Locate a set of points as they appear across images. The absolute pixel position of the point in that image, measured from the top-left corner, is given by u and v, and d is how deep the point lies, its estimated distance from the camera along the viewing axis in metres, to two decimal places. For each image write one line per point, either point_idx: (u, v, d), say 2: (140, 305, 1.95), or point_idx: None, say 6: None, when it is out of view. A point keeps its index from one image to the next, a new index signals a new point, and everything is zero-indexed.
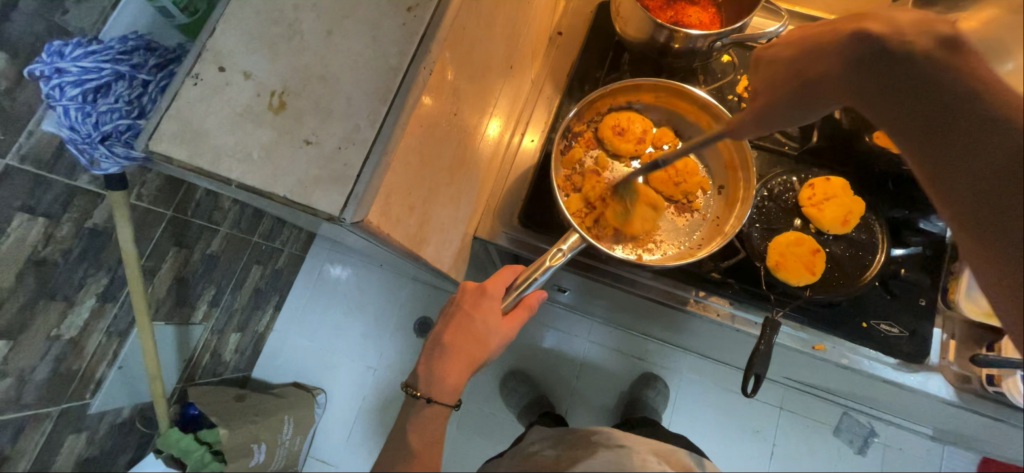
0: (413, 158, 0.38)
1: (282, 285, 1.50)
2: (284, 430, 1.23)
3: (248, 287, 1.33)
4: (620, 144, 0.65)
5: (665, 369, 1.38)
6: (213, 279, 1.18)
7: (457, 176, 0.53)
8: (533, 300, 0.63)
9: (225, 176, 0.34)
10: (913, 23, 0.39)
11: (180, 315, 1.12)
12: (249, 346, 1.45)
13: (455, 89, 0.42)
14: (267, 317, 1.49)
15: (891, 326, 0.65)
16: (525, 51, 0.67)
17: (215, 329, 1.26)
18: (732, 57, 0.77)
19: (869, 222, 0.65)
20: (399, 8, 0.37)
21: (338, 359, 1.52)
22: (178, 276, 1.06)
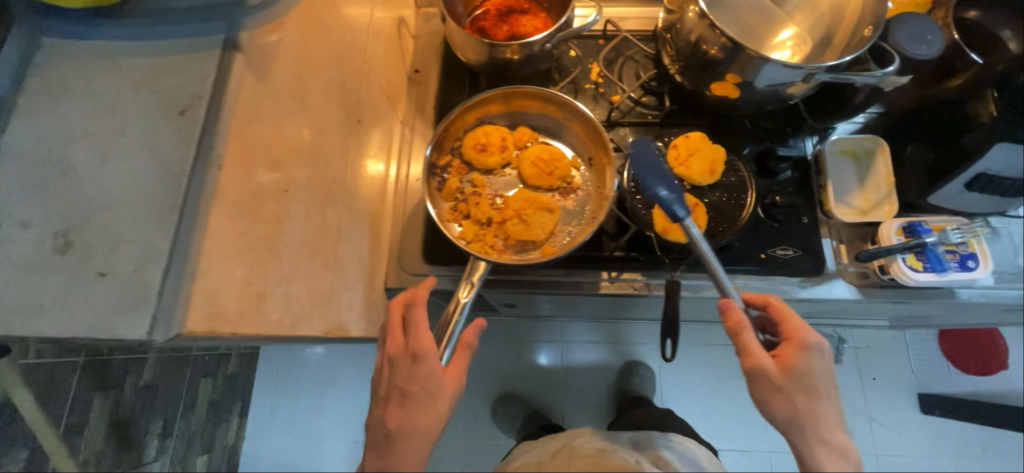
0: (242, 250, 0.36)
1: (242, 388, 1.41)
2: None
3: (202, 405, 1.26)
4: (486, 158, 0.67)
5: (642, 345, 1.40)
6: (157, 409, 1.13)
7: (330, 244, 0.52)
8: (469, 337, 0.59)
9: (23, 332, 0.32)
10: (789, 371, 0.54)
11: (130, 458, 1.09)
12: (222, 464, 1.35)
13: (280, 167, 0.41)
14: (235, 426, 1.39)
15: (787, 249, 0.70)
16: (376, 101, 0.67)
17: (176, 458, 1.22)
18: (578, 49, 0.80)
19: (733, 163, 0.70)
20: (173, 116, 0.34)
21: (321, 445, 1.41)
22: (115, 419, 1.01)
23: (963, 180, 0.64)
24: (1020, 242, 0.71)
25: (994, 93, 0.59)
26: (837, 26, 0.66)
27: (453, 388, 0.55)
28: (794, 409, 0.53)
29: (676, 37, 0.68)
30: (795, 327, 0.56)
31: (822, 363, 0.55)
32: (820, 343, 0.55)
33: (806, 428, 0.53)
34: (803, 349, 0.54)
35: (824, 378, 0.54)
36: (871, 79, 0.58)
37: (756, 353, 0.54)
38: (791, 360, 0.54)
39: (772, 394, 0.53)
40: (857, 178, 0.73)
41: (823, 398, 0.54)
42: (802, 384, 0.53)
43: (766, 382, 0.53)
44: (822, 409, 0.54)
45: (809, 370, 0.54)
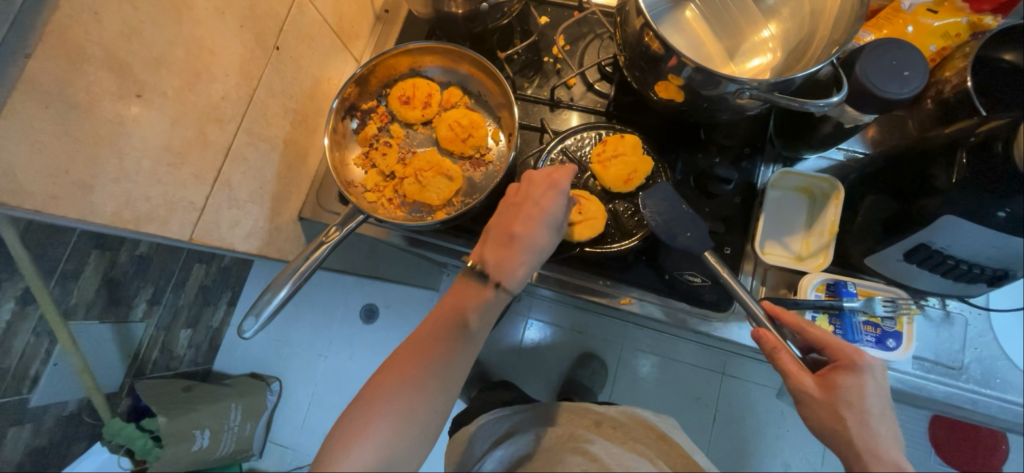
0: (69, 140, 0.40)
1: (236, 279, 1.26)
2: (231, 417, 1.18)
3: (192, 287, 1.12)
4: (406, 112, 0.68)
5: (603, 341, 1.37)
6: (150, 278, 1.00)
7: (207, 159, 0.54)
8: (559, 177, 0.53)
9: None
10: (829, 390, 0.49)
11: (116, 314, 0.96)
12: (204, 341, 1.28)
13: (128, 72, 0.44)
14: (223, 311, 1.28)
15: (694, 277, 0.63)
16: (313, 30, 0.66)
17: (161, 325, 1.09)
18: (549, 16, 0.75)
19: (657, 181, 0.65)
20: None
21: (291, 348, 1.41)
22: (106, 278, 0.89)
23: (904, 247, 0.56)
24: (974, 336, 0.62)
25: (964, 157, 0.49)
26: (814, 37, 0.58)
27: (541, 224, 0.51)
28: (836, 424, 0.48)
29: (622, 23, 0.60)
30: (845, 349, 0.50)
31: (876, 386, 0.48)
32: (874, 365, 0.49)
33: (856, 447, 0.48)
34: (851, 370, 0.49)
35: (880, 399, 0.48)
36: (809, 108, 0.50)
37: (797, 377, 0.50)
38: (841, 383, 0.48)
39: (815, 410, 0.49)
40: (804, 221, 0.66)
41: (876, 418, 0.48)
42: (850, 402, 0.48)
43: (809, 399, 0.49)
44: (875, 432, 0.48)
45: (860, 392, 0.48)
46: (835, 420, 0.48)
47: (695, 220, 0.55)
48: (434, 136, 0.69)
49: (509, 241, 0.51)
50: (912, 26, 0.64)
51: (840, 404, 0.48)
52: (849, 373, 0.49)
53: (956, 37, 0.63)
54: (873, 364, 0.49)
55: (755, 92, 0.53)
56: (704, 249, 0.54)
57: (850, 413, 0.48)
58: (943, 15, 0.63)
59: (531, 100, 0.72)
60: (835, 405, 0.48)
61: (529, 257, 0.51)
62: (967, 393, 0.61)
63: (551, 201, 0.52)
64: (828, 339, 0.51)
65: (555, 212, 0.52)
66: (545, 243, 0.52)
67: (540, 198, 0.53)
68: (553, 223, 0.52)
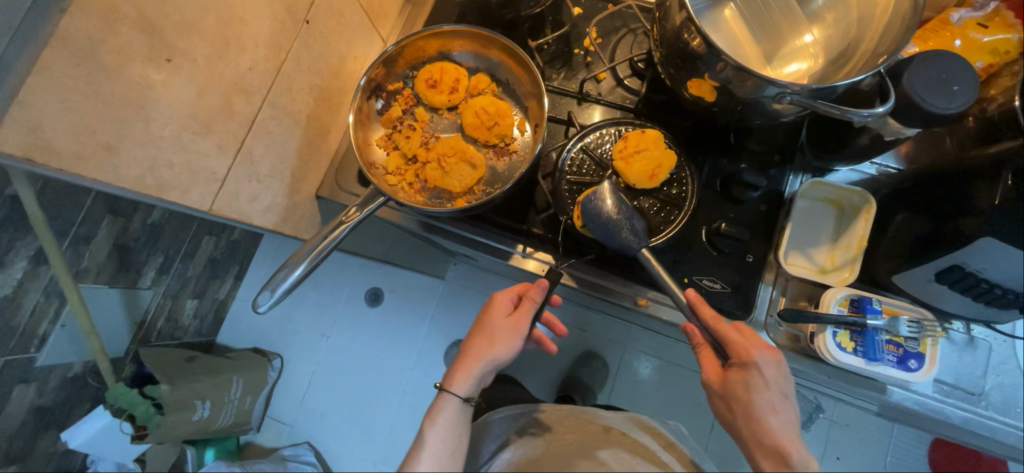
0: (96, 100, 0.40)
1: (244, 254, 1.26)
2: (233, 390, 1.20)
3: (201, 258, 1.11)
4: (432, 96, 0.66)
5: (607, 341, 1.36)
6: (160, 247, 0.99)
7: (231, 130, 0.54)
8: (534, 292, 0.60)
9: None
10: (722, 385, 0.55)
11: (125, 280, 0.96)
12: (209, 313, 1.29)
13: (159, 35, 0.43)
14: (229, 285, 1.29)
15: (714, 282, 0.63)
16: (344, 6, 0.65)
17: (168, 294, 1.09)
18: (582, 7, 0.73)
19: (680, 176, 0.65)
20: None
21: (295, 326, 1.41)
22: (117, 244, 0.89)
23: (937, 267, 0.55)
24: (996, 362, 0.61)
25: (1009, 178, 0.48)
26: (860, 44, 0.56)
27: (490, 340, 0.58)
28: (731, 414, 0.55)
29: (662, 18, 0.58)
30: (735, 346, 0.53)
31: (765, 381, 0.52)
32: (762, 362, 0.52)
33: (751, 439, 0.53)
34: (740, 366, 0.53)
35: (768, 395, 0.52)
36: (851, 117, 0.49)
37: (705, 368, 0.57)
38: (732, 378, 0.54)
39: (717, 400, 0.56)
40: (830, 235, 0.65)
41: (767, 412, 0.52)
42: (736, 398, 0.53)
43: (712, 390, 0.57)
44: (763, 424, 0.52)
45: (748, 388, 0.52)
46: (731, 412, 0.55)
47: (632, 217, 0.58)
48: (459, 122, 0.68)
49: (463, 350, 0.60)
50: (960, 39, 0.62)
51: (730, 401, 0.54)
52: (738, 369, 0.53)
53: (1005, 54, 0.60)
54: (763, 360, 0.52)
55: (796, 97, 0.51)
56: (639, 246, 0.57)
57: (737, 406, 0.53)
58: (992, 30, 0.61)
59: (558, 92, 0.71)
60: (727, 397, 0.54)
61: (474, 363, 0.57)
62: (986, 420, 0.59)
63: (498, 321, 0.60)
64: (725, 336, 0.54)
65: (506, 323, 0.59)
66: (505, 346, 0.58)
67: (488, 312, 0.61)
68: (492, 331, 0.59)
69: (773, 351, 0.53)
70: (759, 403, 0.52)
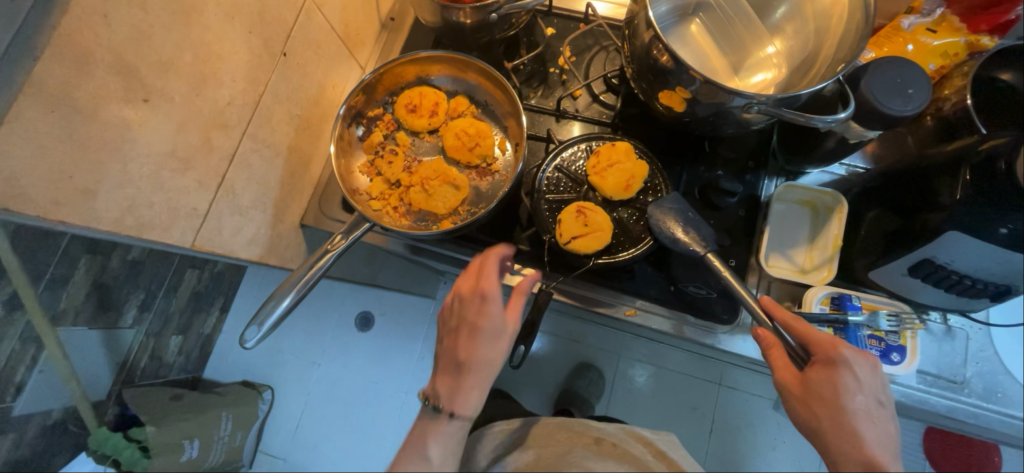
0: (72, 143, 0.39)
1: (229, 286, 1.23)
2: (222, 426, 1.18)
3: (184, 292, 1.09)
4: (413, 120, 0.67)
5: (601, 351, 1.36)
6: (141, 284, 0.97)
7: (211, 165, 0.53)
8: (525, 286, 0.55)
9: None
10: (802, 387, 0.48)
11: (105, 320, 0.93)
12: (195, 348, 1.26)
13: (135, 76, 0.43)
14: (215, 318, 1.27)
15: (699, 288, 0.63)
16: (320, 37, 0.66)
17: (150, 331, 1.06)
18: (556, 27, 0.76)
19: (655, 184, 0.65)
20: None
21: (284, 356, 1.38)
22: (97, 284, 0.86)
23: (908, 262, 0.57)
24: (974, 350, 0.63)
25: (966, 173, 0.50)
26: (818, 52, 0.59)
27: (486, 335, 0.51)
28: (814, 423, 0.48)
29: (631, 35, 0.60)
30: (820, 341, 0.48)
31: (857, 382, 0.46)
32: (854, 361, 0.47)
33: (846, 454, 0.45)
34: (825, 364, 0.47)
35: (859, 398, 0.46)
36: (816, 123, 0.51)
37: (778, 370, 0.51)
38: (816, 378, 0.47)
39: (795, 408, 0.49)
40: (807, 235, 0.67)
41: (859, 416, 0.46)
42: (821, 399, 0.47)
43: (788, 395, 0.49)
44: (854, 430, 0.46)
45: (836, 388, 0.46)
46: (815, 420, 0.47)
47: (700, 223, 0.58)
48: (440, 145, 0.69)
49: (460, 362, 0.50)
50: (913, 44, 0.65)
51: (812, 405, 0.47)
52: (824, 367, 0.47)
53: (955, 55, 0.64)
54: (852, 358, 0.47)
55: (763, 106, 0.53)
56: (705, 251, 0.56)
57: (824, 412, 0.47)
58: (941, 34, 0.65)
59: (536, 110, 0.72)
60: (808, 401, 0.48)
61: (482, 374, 0.50)
62: (970, 407, 0.61)
63: (492, 317, 0.51)
64: (807, 333, 0.49)
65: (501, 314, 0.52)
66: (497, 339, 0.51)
67: (477, 311, 0.51)
68: (491, 333, 0.51)
69: (863, 352, 0.48)
70: (849, 405, 0.46)
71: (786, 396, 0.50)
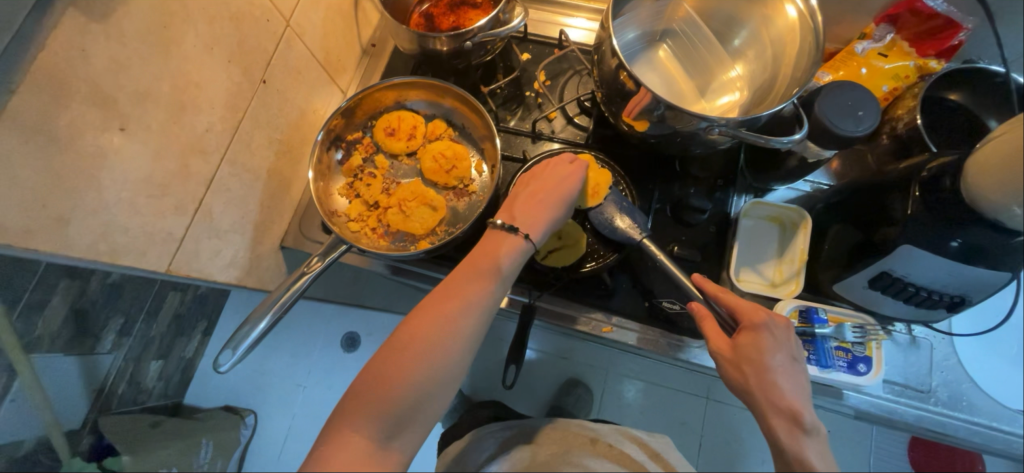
0: (46, 172, 0.40)
1: (212, 308, 1.21)
2: (201, 452, 1.17)
3: (165, 316, 1.07)
4: (391, 143, 0.69)
5: (590, 368, 1.36)
6: (121, 308, 0.96)
7: (189, 190, 0.54)
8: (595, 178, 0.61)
9: None
10: (733, 352, 0.48)
11: (82, 346, 0.91)
12: (175, 373, 1.23)
13: (113, 106, 0.44)
14: (196, 341, 1.24)
15: (673, 303, 0.65)
16: (301, 64, 0.68)
17: (129, 357, 1.05)
18: (531, 53, 0.79)
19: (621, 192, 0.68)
20: None
21: (269, 379, 1.36)
22: (74, 309, 0.84)
23: (868, 275, 0.59)
24: (939, 359, 0.65)
25: (916, 189, 0.53)
26: (776, 78, 0.62)
27: (525, 232, 0.52)
28: (744, 385, 0.47)
29: (599, 62, 0.62)
30: (745, 309, 0.50)
31: (777, 343, 0.47)
32: (772, 323, 0.48)
33: (771, 408, 0.45)
34: (751, 328, 0.48)
35: (781, 358, 0.47)
36: (774, 144, 0.53)
37: (709, 337, 0.51)
38: (742, 342, 0.48)
39: (727, 373, 0.49)
40: (776, 250, 0.69)
41: (780, 373, 0.46)
42: (749, 359, 0.47)
43: (720, 362, 0.50)
44: (778, 386, 0.45)
45: (759, 348, 0.47)
46: (743, 380, 0.47)
47: (632, 212, 0.60)
48: (418, 167, 0.70)
49: (535, 206, 0.54)
50: (866, 68, 0.69)
51: (740, 366, 0.47)
52: (749, 330, 0.48)
53: (905, 78, 0.68)
54: (773, 322, 0.48)
55: (724, 128, 0.55)
56: (640, 237, 0.58)
57: (749, 371, 0.47)
58: (892, 58, 0.68)
59: (513, 132, 0.74)
60: (737, 363, 0.48)
61: (547, 229, 0.54)
62: (936, 415, 0.63)
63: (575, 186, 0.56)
64: (734, 302, 0.51)
65: (495, 294, 0.48)
66: (480, 322, 0.46)
67: (562, 179, 0.57)
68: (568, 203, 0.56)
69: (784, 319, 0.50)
70: (773, 363, 0.46)
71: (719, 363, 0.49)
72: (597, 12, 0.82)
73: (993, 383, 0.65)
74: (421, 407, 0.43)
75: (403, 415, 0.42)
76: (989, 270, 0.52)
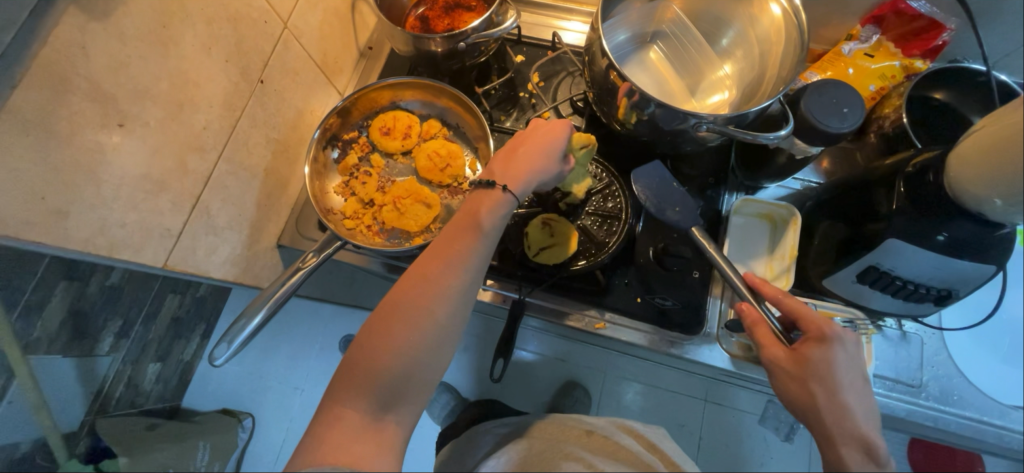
0: (45, 167, 0.41)
1: (210, 311, 1.22)
2: (198, 457, 1.15)
3: (164, 318, 1.08)
4: (386, 142, 0.70)
5: (588, 370, 1.35)
6: (119, 309, 0.96)
7: (186, 187, 0.55)
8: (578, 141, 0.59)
9: None
10: (800, 367, 0.47)
11: (81, 348, 0.91)
12: (173, 376, 1.24)
13: (112, 103, 0.45)
14: (195, 344, 1.25)
15: (665, 300, 0.66)
16: (298, 65, 0.69)
17: (128, 359, 1.05)
18: (525, 55, 0.80)
19: (613, 190, 0.69)
20: None
21: (266, 382, 1.36)
22: (73, 311, 0.85)
23: (856, 270, 0.60)
24: (930, 355, 0.65)
25: (901, 186, 0.54)
26: (764, 76, 0.63)
27: (504, 185, 0.50)
28: (809, 401, 0.46)
29: (590, 61, 0.64)
30: (813, 319, 0.48)
31: (847, 358, 0.47)
32: (844, 337, 0.47)
33: (841, 432, 0.45)
34: (820, 341, 0.47)
35: (851, 376, 0.46)
36: (761, 140, 0.54)
37: (767, 345, 0.50)
38: (810, 355, 0.47)
39: (787, 386, 0.48)
40: (767, 246, 0.69)
41: (848, 389, 0.46)
42: (819, 377, 0.46)
43: (779, 371, 0.48)
44: (846, 406, 0.45)
45: (830, 365, 0.46)
46: (808, 398, 0.46)
47: (684, 197, 0.59)
48: (413, 166, 0.71)
49: (515, 161, 0.53)
50: (852, 68, 0.70)
51: (809, 385, 0.46)
52: (821, 344, 0.47)
53: (892, 78, 0.69)
54: (842, 335, 0.47)
55: (712, 125, 0.56)
56: (693, 226, 0.57)
57: (819, 389, 0.46)
58: (878, 59, 0.70)
59: (507, 132, 0.75)
60: (806, 380, 0.46)
61: (529, 181, 0.52)
62: (927, 410, 0.63)
63: (557, 141, 0.55)
64: (800, 312, 0.49)
65: (478, 254, 0.48)
66: (465, 282, 0.47)
67: (543, 135, 0.55)
68: (552, 158, 0.54)
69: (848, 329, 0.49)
70: (845, 382, 0.46)
71: (779, 374, 0.48)
72: (592, 16, 0.83)
73: (985, 378, 0.66)
74: (409, 386, 0.43)
75: (395, 385, 0.43)
76: (976, 263, 0.52)
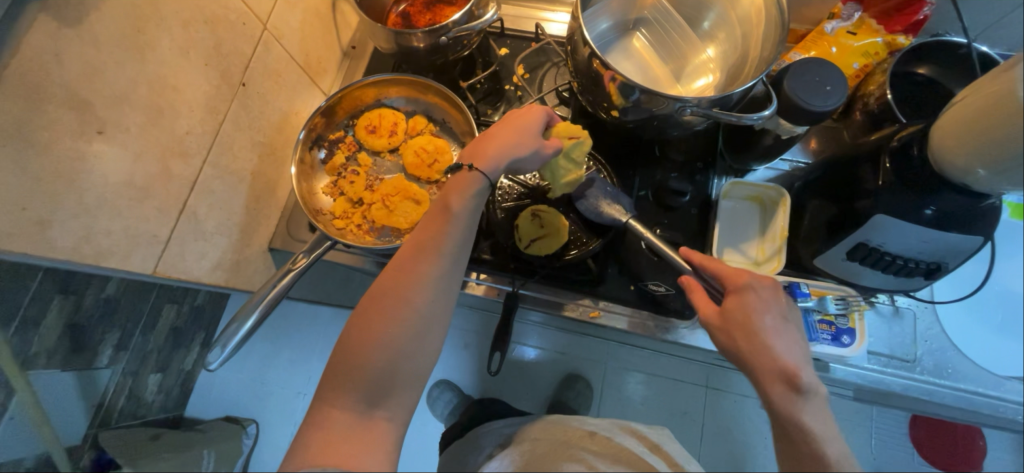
0: (26, 177, 0.41)
1: (208, 319, 1.22)
2: (203, 464, 1.14)
3: (162, 328, 1.08)
4: (373, 141, 0.70)
5: (589, 361, 1.35)
6: (117, 322, 0.96)
7: (172, 192, 0.55)
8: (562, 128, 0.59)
9: None
10: (721, 317, 0.47)
11: (81, 361, 0.91)
12: (175, 386, 1.24)
13: (90, 110, 0.45)
14: (195, 353, 1.25)
15: (658, 285, 0.65)
16: (280, 66, 0.68)
17: (128, 370, 1.04)
18: (509, 47, 0.80)
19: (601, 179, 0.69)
20: None
21: (268, 388, 1.35)
22: (69, 324, 0.85)
23: (845, 247, 0.60)
24: (923, 329, 0.66)
25: (887, 161, 0.54)
26: (746, 58, 0.63)
27: (471, 164, 0.51)
28: (735, 350, 0.45)
29: (572, 50, 0.63)
30: (728, 273, 0.48)
31: (764, 302, 0.45)
32: (756, 283, 0.46)
33: (766, 371, 0.43)
34: (734, 291, 0.47)
35: (773, 319, 0.45)
36: (746, 121, 0.54)
37: (699, 308, 0.49)
38: (729, 306, 0.46)
39: (719, 341, 0.47)
40: (759, 228, 0.69)
41: (772, 332, 0.44)
42: (738, 323, 0.45)
43: (711, 330, 0.48)
44: (769, 347, 0.43)
45: (746, 311, 0.45)
46: (735, 347, 0.45)
47: (619, 197, 0.63)
48: (401, 163, 0.71)
49: (486, 141, 0.53)
50: (836, 47, 0.70)
51: (729, 332, 0.46)
52: (737, 294, 0.47)
53: (875, 55, 0.69)
54: (759, 282, 0.46)
55: (696, 108, 0.56)
56: (624, 217, 0.60)
57: (740, 335, 0.45)
58: (861, 36, 0.70)
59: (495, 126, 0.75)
60: (728, 330, 0.46)
61: (501, 157, 0.51)
62: (922, 384, 0.64)
63: (531, 121, 0.54)
64: (719, 268, 0.49)
65: (451, 237, 0.48)
66: (443, 268, 0.47)
67: (518, 117, 0.55)
68: (527, 137, 0.53)
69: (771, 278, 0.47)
70: (761, 323, 0.44)
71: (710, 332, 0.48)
72: None
73: (979, 349, 0.66)
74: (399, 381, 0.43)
75: (380, 378, 0.43)
76: (964, 234, 0.52)
